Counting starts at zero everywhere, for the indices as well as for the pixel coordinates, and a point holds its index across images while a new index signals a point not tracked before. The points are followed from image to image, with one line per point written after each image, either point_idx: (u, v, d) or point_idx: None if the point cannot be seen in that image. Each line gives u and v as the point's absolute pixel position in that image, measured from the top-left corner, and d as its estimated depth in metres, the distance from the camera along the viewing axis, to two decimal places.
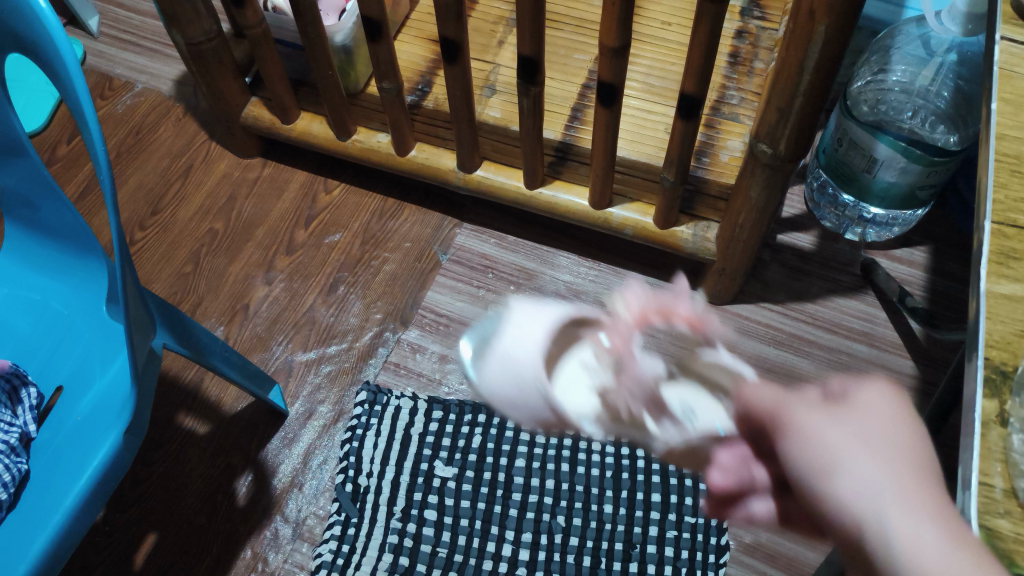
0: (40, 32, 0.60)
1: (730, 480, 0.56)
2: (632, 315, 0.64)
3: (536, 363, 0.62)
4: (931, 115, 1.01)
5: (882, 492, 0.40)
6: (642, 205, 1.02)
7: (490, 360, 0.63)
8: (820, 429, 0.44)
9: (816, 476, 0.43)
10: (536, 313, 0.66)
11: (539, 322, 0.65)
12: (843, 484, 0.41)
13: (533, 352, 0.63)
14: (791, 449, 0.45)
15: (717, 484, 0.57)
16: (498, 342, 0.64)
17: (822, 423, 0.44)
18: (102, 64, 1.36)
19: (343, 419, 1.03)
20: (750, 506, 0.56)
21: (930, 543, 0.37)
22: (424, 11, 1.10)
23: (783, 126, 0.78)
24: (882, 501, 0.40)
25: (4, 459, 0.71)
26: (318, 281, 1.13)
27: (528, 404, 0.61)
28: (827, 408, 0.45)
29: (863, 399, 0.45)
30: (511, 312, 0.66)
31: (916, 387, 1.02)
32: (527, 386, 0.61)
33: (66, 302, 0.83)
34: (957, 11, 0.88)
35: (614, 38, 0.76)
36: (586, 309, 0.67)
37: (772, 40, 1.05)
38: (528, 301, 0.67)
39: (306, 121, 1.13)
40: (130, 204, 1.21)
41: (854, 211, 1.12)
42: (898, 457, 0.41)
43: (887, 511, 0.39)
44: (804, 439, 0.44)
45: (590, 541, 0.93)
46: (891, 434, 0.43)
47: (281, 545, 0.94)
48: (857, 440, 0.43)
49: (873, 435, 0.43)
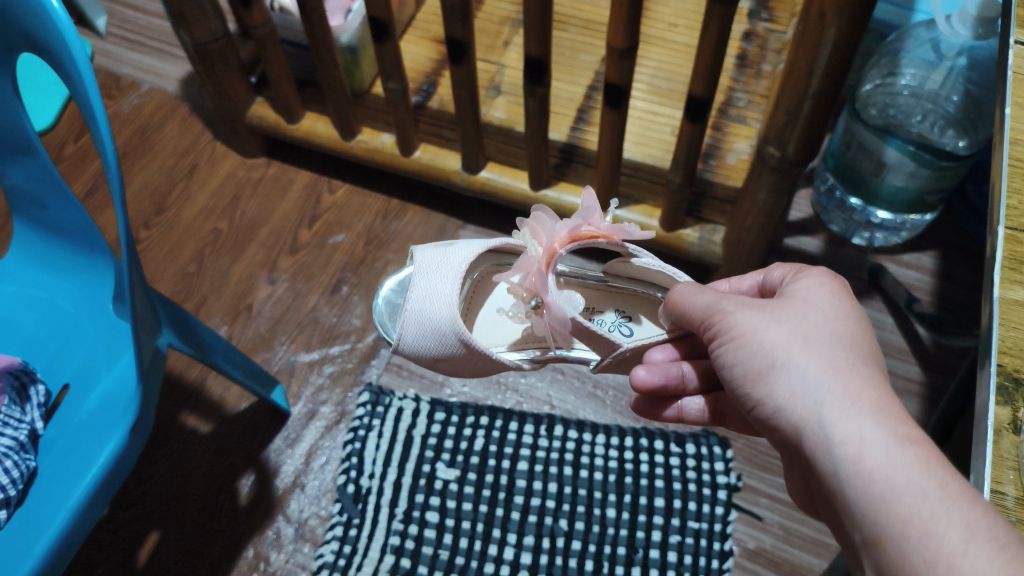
0: (50, 29, 0.60)
1: (654, 377, 0.63)
2: (542, 253, 0.67)
3: (450, 317, 0.65)
4: (940, 119, 1.00)
5: (812, 383, 0.50)
6: (648, 208, 1.02)
7: (408, 320, 0.67)
8: (754, 331, 0.53)
9: (754, 375, 0.52)
10: (439, 272, 0.68)
11: (445, 278, 0.67)
12: (781, 383, 0.51)
13: (445, 308, 0.66)
14: (728, 351, 0.54)
15: (640, 378, 0.62)
16: (412, 304, 0.67)
17: (751, 325, 0.53)
18: (109, 64, 1.36)
19: (345, 420, 1.02)
20: (681, 403, 0.69)
21: (856, 421, 0.47)
22: (431, 11, 1.10)
23: (791, 129, 0.77)
24: (814, 393, 0.49)
25: (12, 455, 0.70)
26: (321, 281, 1.13)
27: (451, 355, 0.67)
28: (756, 311, 0.54)
29: (784, 304, 0.55)
30: (422, 265, 0.69)
31: (922, 393, 1.01)
32: (447, 338, 0.66)
33: (72, 301, 0.83)
34: (968, 15, 0.87)
35: (622, 39, 0.75)
36: (512, 242, 0.72)
37: (780, 42, 1.04)
38: (436, 250, 0.70)
39: (311, 121, 1.13)
40: (135, 203, 1.21)
41: (861, 215, 1.10)
42: (823, 353, 0.51)
43: (825, 409, 0.48)
44: (742, 344, 0.53)
45: (593, 545, 0.92)
46: (814, 332, 0.52)
47: (282, 546, 0.93)
48: (788, 339, 0.52)
49: (797, 332, 0.52)
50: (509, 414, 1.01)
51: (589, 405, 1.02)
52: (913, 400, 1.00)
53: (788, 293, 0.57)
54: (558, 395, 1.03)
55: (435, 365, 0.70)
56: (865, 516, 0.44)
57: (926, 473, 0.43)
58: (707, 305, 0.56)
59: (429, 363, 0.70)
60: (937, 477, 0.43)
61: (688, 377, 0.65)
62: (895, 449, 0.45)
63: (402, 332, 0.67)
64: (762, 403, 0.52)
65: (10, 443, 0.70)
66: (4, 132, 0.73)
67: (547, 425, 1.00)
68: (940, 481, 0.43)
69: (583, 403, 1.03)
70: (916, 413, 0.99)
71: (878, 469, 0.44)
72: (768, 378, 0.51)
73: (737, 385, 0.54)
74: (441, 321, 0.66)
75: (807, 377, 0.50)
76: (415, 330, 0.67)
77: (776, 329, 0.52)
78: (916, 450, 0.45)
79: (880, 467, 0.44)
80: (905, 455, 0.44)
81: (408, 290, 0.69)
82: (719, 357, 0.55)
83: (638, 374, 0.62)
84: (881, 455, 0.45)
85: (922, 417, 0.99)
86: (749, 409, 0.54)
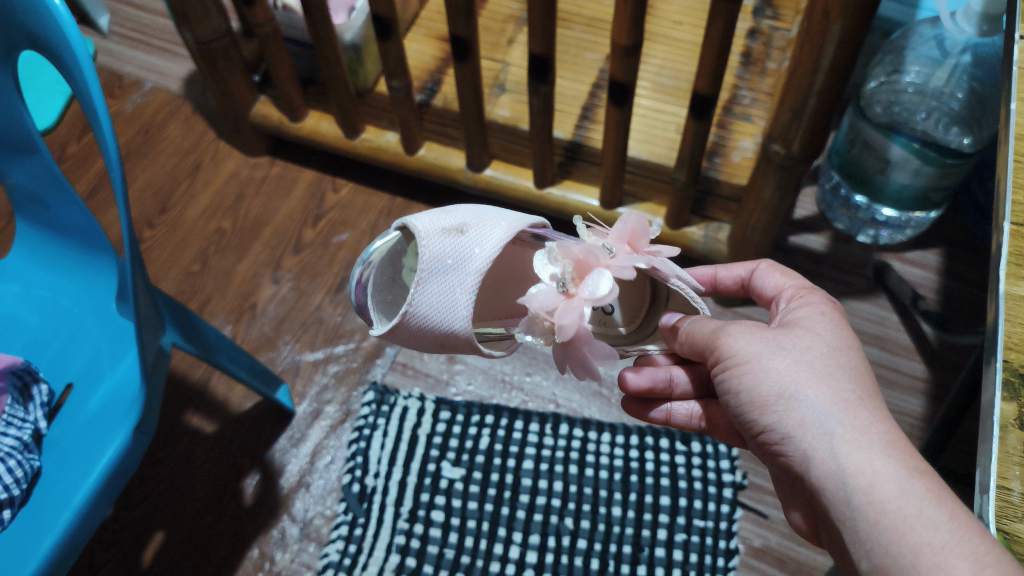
0: (52, 28, 0.60)
1: (638, 381, 0.65)
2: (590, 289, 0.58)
3: (465, 329, 0.57)
4: (944, 117, 0.99)
5: (822, 414, 0.49)
6: (653, 206, 1.03)
7: (408, 320, 0.56)
8: (761, 361, 0.52)
9: (762, 404, 0.52)
10: (454, 270, 0.56)
11: (461, 282, 0.56)
12: (790, 413, 0.50)
13: (459, 317, 0.56)
14: (734, 379, 0.53)
15: (629, 380, 0.65)
16: (418, 305, 0.56)
17: (757, 354, 0.53)
18: (112, 63, 1.36)
19: (350, 419, 1.02)
20: (670, 406, 0.68)
21: (868, 454, 0.47)
22: (434, 9, 1.10)
23: (796, 126, 0.77)
24: (824, 424, 0.49)
25: (16, 455, 0.69)
26: (325, 281, 1.12)
27: (450, 351, 0.60)
28: (760, 340, 0.53)
29: (789, 333, 0.55)
30: (430, 258, 0.56)
31: (927, 391, 1.01)
32: (455, 344, 0.58)
33: (75, 300, 0.83)
34: (973, 12, 0.86)
35: (626, 37, 0.75)
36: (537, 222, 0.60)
37: (785, 40, 1.04)
38: (446, 238, 0.57)
39: (315, 120, 1.12)
40: (138, 202, 1.21)
41: (867, 212, 1.09)
42: (830, 386, 0.50)
43: (837, 441, 0.48)
44: (748, 372, 0.52)
45: (599, 543, 0.92)
46: (819, 362, 0.52)
47: (288, 545, 0.93)
48: (796, 369, 0.51)
49: (804, 363, 0.52)
50: (515, 412, 1.01)
51: (593, 404, 1.02)
52: (918, 397, 1.00)
53: (791, 322, 0.57)
54: (563, 393, 1.03)
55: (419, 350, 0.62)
56: (875, 546, 0.44)
57: (936, 505, 0.44)
58: (711, 332, 0.55)
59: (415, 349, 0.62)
60: (948, 510, 0.44)
61: (677, 381, 0.66)
62: (908, 483, 0.45)
63: (398, 328, 0.57)
64: (770, 432, 0.52)
65: (14, 443, 0.70)
66: (8, 132, 0.73)
67: (552, 423, 1.00)
68: (951, 515, 0.43)
69: (588, 402, 1.02)
70: (920, 410, 0.99)
71: (890, 501, 0.45)
72: (776, 408, 0.51)
73: (742, 413, 0.53)
74: (452, 327, 0.57)
75: (816, 408, 0.50)
76: (416, 330, 0.57)
77: (784, 359, 0.52)
78: (925, 482, 0.45)
79: (891, 499, 0.45)
80: (916, 488, 0.45)
81: (414, 288, 0.56)
82: (722, 385, 0.54)
83: (626, 376, 0.65)
84: (892, 487, 0.45)
85: (926, 414, 0.99)
86: (756, 433, 0.54)
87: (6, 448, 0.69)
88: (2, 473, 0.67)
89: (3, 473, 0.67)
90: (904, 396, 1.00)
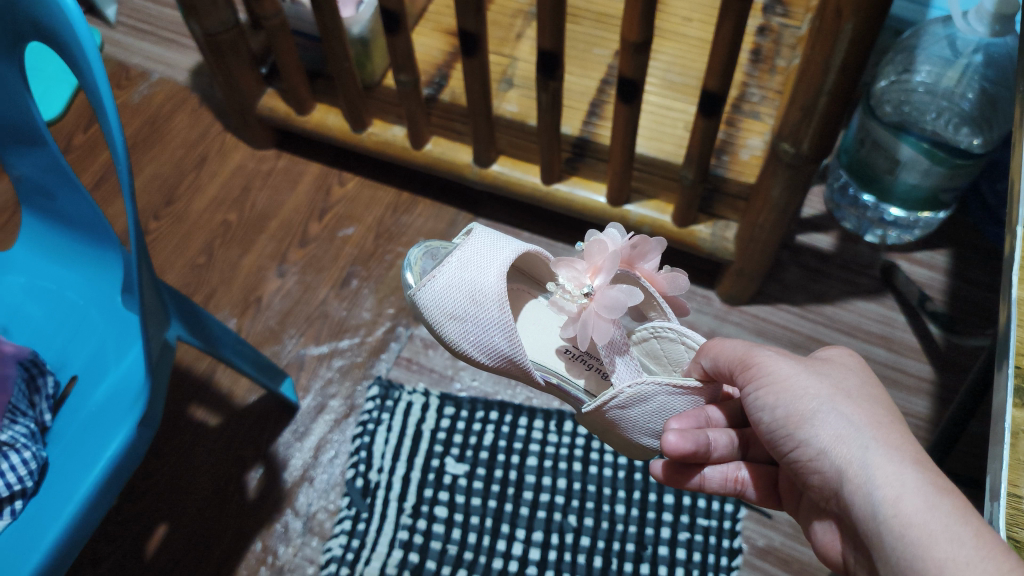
0: (60, 20, 0.59)
1: (688, 443, 0.57)
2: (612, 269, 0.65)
3: (496, 278, 0.64)
4: (954, 117, 0.99)
5: (855, 429, 0.49)
6: (661, 203, 1.00)
7: (451, 268, 0.65)
8: (796, 380, 0.53)
9: (796, 420, 0.51)
10: (501, 239, 0.68)
11: (499, 245, 0.67)
12: (825, 427, 0.50)
13: (494, 268, 0.65)
14: (768, 397, 0.53)
15: (672, 445, 0.57)
16: (461, 255, 0.66)
17: (793, 375, 0.53)
18: (119, 53, 1.36)
19: (354, 414, 1.02)
20: (704, 474, 0.64)
21: (898, 467, 0.47)
22: (443, 3, 1.10)
23: (805, 127, 0.77)
24: (857, 437, 0.49)
25: (30, 446, 0.70)
26: (331, 275, 1.12)
27: (475, 318, 0.64)
28: (794, 362, 0.54)
29: (821, 360, 0.55)
30: (482, 232, 0.68)
31: (933, 392, 1.00)
32: (483, 298, 0.64)
33: (81, 292, 0.83)
34: (985, 11, 0.86)
35: (636, 34, 0.75)
36: (546, 253, 0.69)
37: (795, 37, 1.03)
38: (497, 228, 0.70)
39: (322, 113, 1.11)
40: (145, 194, 1.20)
41: (875, 212, 1.09)
42: (866, 408, 0.51)
43: (871, 458, 0.48)
44: (783, 390, 0.53)
45: (602, 541, 0.92)
46: (854, 387, 0.53)
47: (291, 539, 0.93)
48: (831, 391, 0.52)
49: (839, 387, 0.52)
50: (518, 410, 1.00)
51: None
52: (924, 398, 1.00)
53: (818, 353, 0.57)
54: None
55: (444, 325, 0.66)
56: (901, 561, 0.44)
57: (962, 522, 0.43)
58: (742, 352, 0.57)
59: (443, 319, 0.65)
60: (973, 527, 0.43)
61: (717, 445, 0.62)
62: (934, 497, 0.45)
63: (439, 273, 0.65)
64: (804, 447, 0.51)
65: (25, 429, 0.72)
66: (15, 123, 0.72)
67: (556, 420, 0.99)
68: (976, 532, 0.43)
69: None
70: (926, 412, 0.99)
71: (916, 515, 0.44)
72: (811, 423, 0.51)
73: (773, 430, 0.53)
74: (488, 277, 0.64)
75: (850, 424, 0.50)
76: (452, 280, 0.65)
77: (820, 381, 0.52)
78: (951, 498, 0.45)
79: (917, 513, 0.44)
80: (941, 503, 0.44)
81: (465, 246, 0.66)
82: (755, 404, 0.54)
83: (669, 440, 0.57)
84: (919, 501, 0.45)
85: (932, 416, 0.98)
86: (786, 452, 0.53)
87: (21, 437, 0.70)
88: (12, 467, 0.67)
89: (16, 465, 0.68)
90: (908, 397, 1.00)
